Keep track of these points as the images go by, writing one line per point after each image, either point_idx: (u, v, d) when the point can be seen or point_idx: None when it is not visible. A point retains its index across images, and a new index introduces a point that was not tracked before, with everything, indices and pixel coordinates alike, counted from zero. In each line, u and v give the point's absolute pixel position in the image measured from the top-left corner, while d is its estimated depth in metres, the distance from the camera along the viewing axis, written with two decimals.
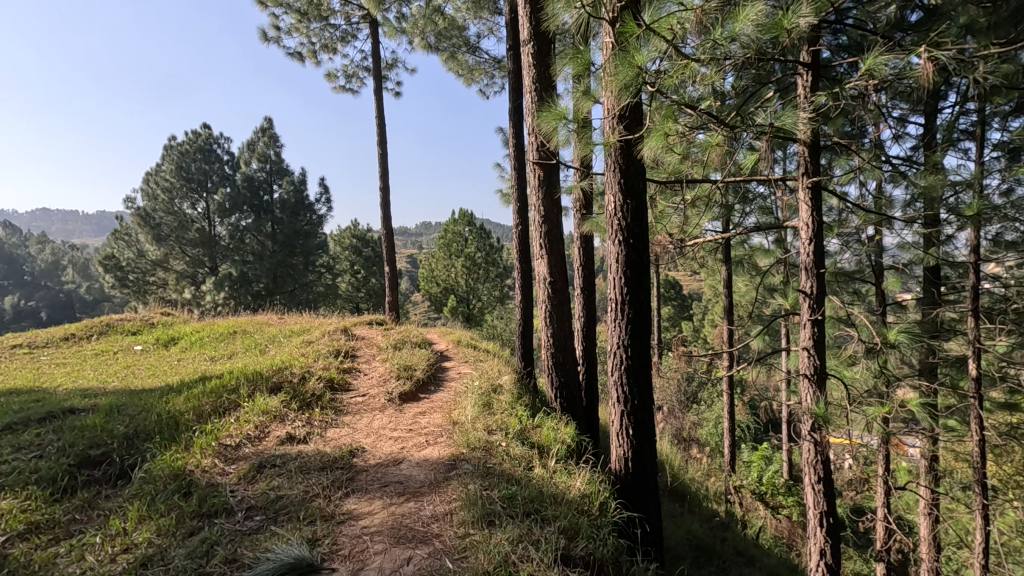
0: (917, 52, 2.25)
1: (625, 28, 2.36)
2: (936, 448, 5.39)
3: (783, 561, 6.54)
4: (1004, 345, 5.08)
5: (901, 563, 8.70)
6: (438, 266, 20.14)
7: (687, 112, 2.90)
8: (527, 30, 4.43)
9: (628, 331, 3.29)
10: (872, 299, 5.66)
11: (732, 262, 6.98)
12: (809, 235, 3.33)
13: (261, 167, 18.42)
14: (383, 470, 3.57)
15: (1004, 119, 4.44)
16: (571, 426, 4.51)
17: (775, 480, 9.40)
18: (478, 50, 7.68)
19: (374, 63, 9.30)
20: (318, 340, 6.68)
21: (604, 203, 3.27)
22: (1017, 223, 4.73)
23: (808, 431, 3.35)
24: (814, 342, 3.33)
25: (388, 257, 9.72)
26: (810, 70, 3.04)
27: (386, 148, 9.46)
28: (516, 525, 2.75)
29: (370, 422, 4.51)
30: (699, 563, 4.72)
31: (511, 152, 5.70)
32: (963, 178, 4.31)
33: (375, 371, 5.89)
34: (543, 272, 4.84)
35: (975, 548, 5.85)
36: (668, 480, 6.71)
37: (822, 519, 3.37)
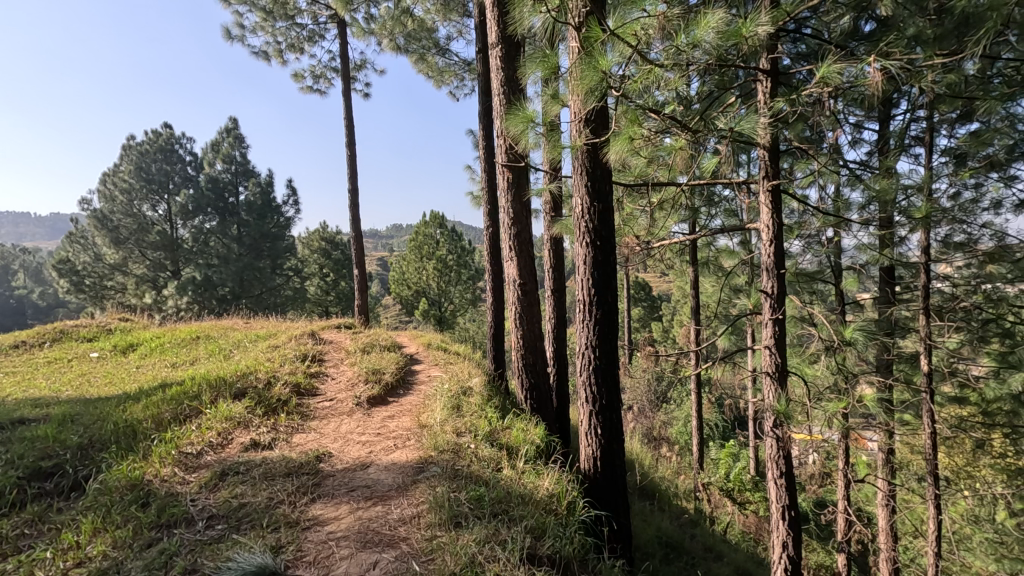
0: (868, 61, 2.35)
1: (591, 34, 2.40)
2: (892, 442, 5.60)
3: (750, 556, 6.68)
4: (954, 341, 5.32)
5: (862, 553, 9.01)
6: (409, 269, 19.95)
7: (653, 116, 2.96)
8: (495, 34, 4.45)
9: (596, 331, 3.33)
10: (832, 299, 5.85)
11: (699, 264, 7.14)
12: (770, 237, 3.43)
13: (225, 168, 18.01)
14: (350, 474, 3.52)
15: (950, 126, 4.65)
16: (541, 426, 4.54)
17: (742, 476, 9.63)
18: (448, 52, 7.66)
19: (342, 64, 9.21)
20: (284, 345, 6.55)
21: (571, 205, 3.31)
22: (965, 225, 4.94)
23: (770, 427, 3.46)
24: (775, 341, 3.43)
25: (358, 260, 9.58)
26: (769, 77, 3.15)
27: (355, 150, 9.36)
28: (483, 526, 2.75)
29: (338, 427, 4.45)
30: (668, 560, 4.79)
31: (481, 154, 5.72)
32: (915, 183, 4.52)
33: (343, 375, 5.81)
34: (513, 274, 4.86)
35: (930, 536, 6.11)
36: (639, 478, 6.81)
37: (784, 512, 3.48)
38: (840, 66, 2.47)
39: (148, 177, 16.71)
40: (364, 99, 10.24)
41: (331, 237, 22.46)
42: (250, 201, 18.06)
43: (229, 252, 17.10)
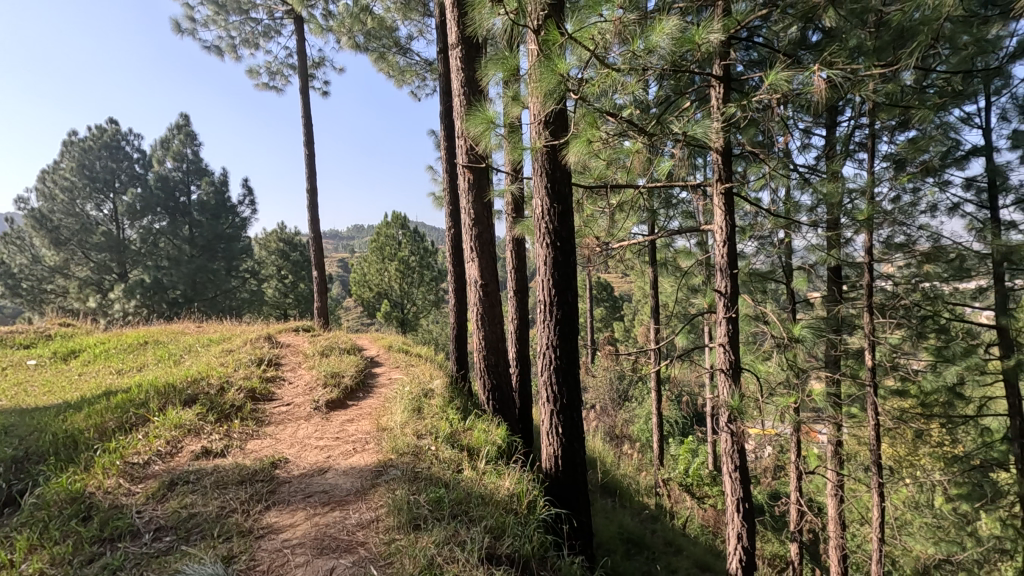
0: (814, 69, 2.45)
1: (548, 36, 2.41)
2: (841, 434, 5.85)
3: (709, 549, 6.85)
4: (896, 337, 5.59)
5: (814, 542, 9.39)
6: (370, 270, 19.61)
7: (611, 120, 3.01)
8: (455, 35, 4.44)
9: (556, 331, 3.37)
10: (782, 297, 6.07)
11: (658, 265, 7.28)
12: (723, 238, 3.55)
13: (176, 167, 17.39)
14: (307, 480, 3.44)
15: (891, 133, 4.90)
16: (502, 427, 4.54)
17: (700, 471, 10.14)
18: (408, 51, 7.60)
19: (299, 61, 9.00)
20: (239, 349, 6.33)
21: (531, 207, 3.34)
22: (905, 226, 5.22)
23: (725, 423, 3.57)
24: (728, 339, 3.54)
25: (317, 262, 9.37)
26: (722, 83, 3.25)
27: (313, 149, 9.16)
28: (443, 528, 2.74)
29: (295, 432, 4.34)
30: (629, 556, 4.87)
31: (442, 155, 5.70)
32: (859, 186, 4.74)
33: (301, 379, 5.68)
34: (474, 275, 4.84)
35: (874, 523, 6.40)
36: (600, 476, 6.90)
37: (739, 504, 3.59)
38: (788, 74, 2.54)
39: (92, 175, 15.99)
40: (322, 97, 10.05)
41: (289, 237, 21.85)
42: (202, 200, 17.47)
43: (181, 254, 16.47)
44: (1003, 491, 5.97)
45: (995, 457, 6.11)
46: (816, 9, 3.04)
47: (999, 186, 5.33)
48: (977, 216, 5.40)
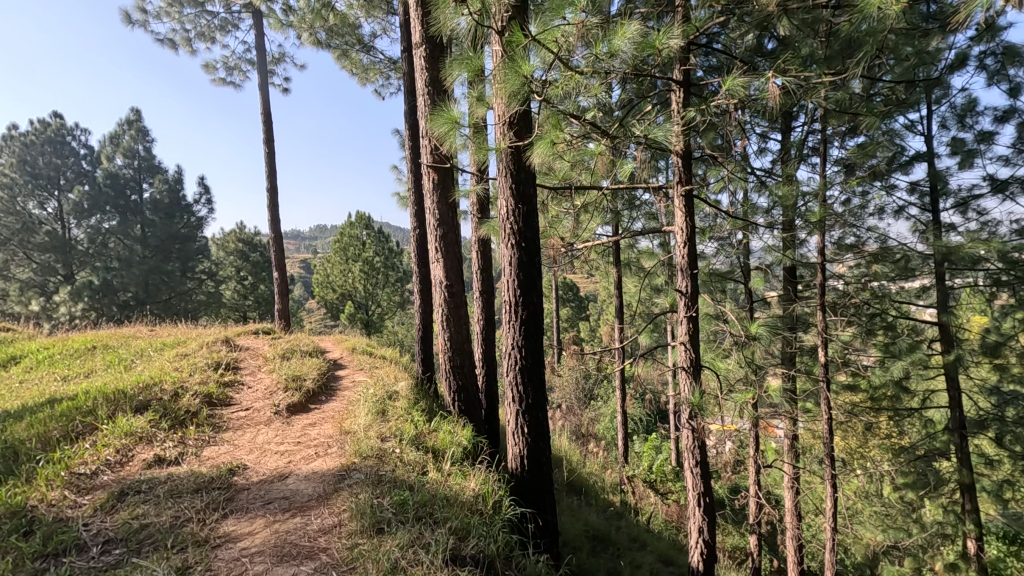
0: (768, 75, 2.53)
1: (513, 37, 2.43)
2: (797, 428, 6.06)
3: (672, 544, 6.98)
4: (847, 334, 5.83)
5: (772, 533, 9.69)
6: (333, 271, 19.13)
7: (575, 122, 3.05)
8: (418, 34, 4.41)
9: (521, 331, 3.38)
10: (741, 296, 6.24)
11: (622, 265, 7.38)
12: (684, 239, 3.63)
13: (127, 164, 16.73)
14: (266, 486, 3.36)
15: (841, 138, 5.12)
16: (468, 428, 4.52)
17: (664, 468, 10.40)
18: (372, 49, 7.50)
19: (258, 56, 8.76)
20: (194, 353, 6.10)
21: (496, 208, 3.34)
22: (855, 228, 5.44)
23: (686, 419, 3.65)
24: (689, 338, 3.63)
25: (278, 262, 9.13)
26: (682, 87, 3.33)
27: (273, 146, 8.93)
28: (407, 531, 2.72)
29: (254, 438, 4.23)
30: (595, 553, 4.92)
31: (407, 155, 5.65)
32: (812, 189, 4.94)
33: (260, 384, 5.53)
34: (439, 276, 4.80)
35: (828, 513, 6.65)
36: (566, 475, 6.95)
37: (700, 499, 3.69)
38: (744, 80, 2.61)
39: (34, 172, 15.21)
40: (282, 94, 9.80)
41: (248, 238, 21.20)
42: (155, 199, 16.95)
43: (132, 254, 15.78)
44: (944, 480, 6.30)
45: (937, 447, 6.45)
46: (771, 18, 3.13)
47: (940, 190, 5.66)
48: (921, 218, 5.71)
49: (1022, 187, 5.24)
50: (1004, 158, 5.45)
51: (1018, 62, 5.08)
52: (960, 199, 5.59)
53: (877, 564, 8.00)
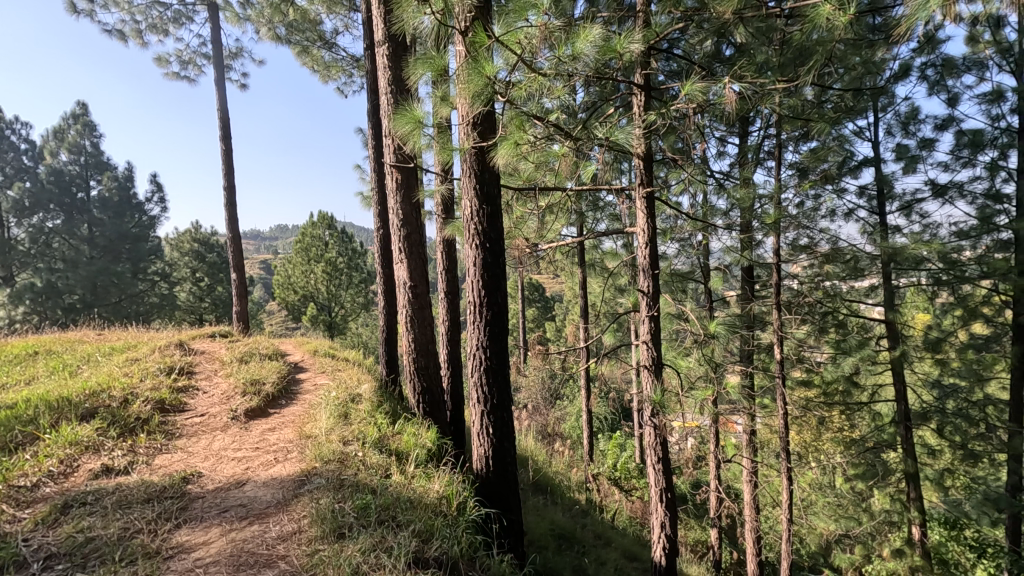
0: (725, 81, 2.60)
1: (476, 38, 2.43)
2: (754, 424, 6.25)
3: (636, 540, 7.09)
4: (801, 332, 6.05)
5: (732, 526, 9.96)
6: (294, 272, 18.51)
7: (538, 124, 3.07)
8: (381, 32, 4.37)
9: (486, 332, 3.38)
10: (701, 296, 6.39)
11: (586, 266, 7.45)
12: (646, 240, 3.71)
13: (72, 160, 15.99)
14: (222, 495, 3.25)
15: (795, 143, 5.31)
16: (433, 430, 4.48)
17: (628, 465, 10.56)
18: (334, 46, 7.36)
19: (214, 50, 8.48)
20: (145, 357, 5.85)
21: (460, 209, 3.34)
22: (808, 230, 5.65)
23: (649, 417, 3.72)
24: (651, 336, 3.71)
25: (236, 263, 8.85)
26: (643, 91, 3.39)
27: (230, 144, 8.66)
28: (369, 535, 2.68)
29: (209, 444, 4.09)
30: (560, 551, 4.96)
31: (370, 154, 5.57)
32: (767, 192, 5.10)
33: (217, 388, 5.35)
34: (403, 277, 4.75)
35: (784, 505, 6.87)
36: (532, 474, 6.98)
37: (662, 494, 3.76)
38: (703, 85, 2.67)
39: None
40: (240, 89, 9.50)
41: (204, 238, 20.48)
42: (103, 197, 16.35)
43: (78, 254, 15.02)
44: (891, 470, 6.61)
45: (885, 439, 6.76)
46: (728, 26, 3.21)
47: (886, 194, 5.94)
48: (868, 220, 5.99)
49: (960, 192, 5.58)
50: (944, 164, 5.77)
51: (956, 74, 5.39)
52: (905, 203, 5.88)
53: (831, 553, 8.32)
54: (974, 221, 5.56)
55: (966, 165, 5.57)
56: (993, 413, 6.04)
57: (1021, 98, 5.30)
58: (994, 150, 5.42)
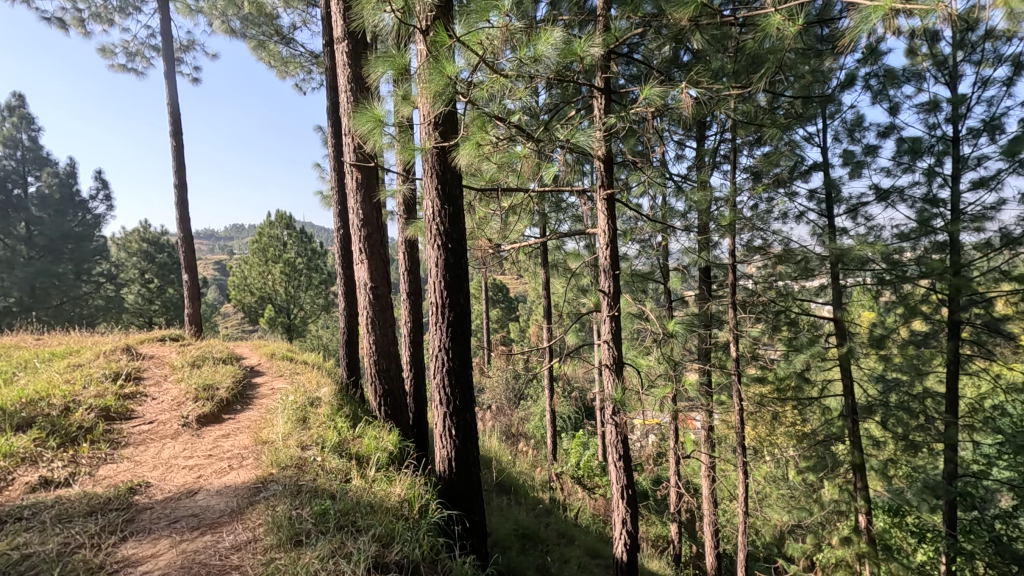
0: (682, 86, 2.65)
1: (437, 38, 2.41)
2: (712, 420, 6.43)
3: (599, 537, 7.18)
4: (755, 330, 6.25)
5: (691, 520, 10.21)
6: (250, 273, 17.97)
7: (500, 124, 3.07)
8: (340, 28, 4.30)
9: (448, 333, 3.37)
10: (661, 296, 6.53)
11: (549, 266, 7.50)
12: (606, 241, 3.76)
13: (7, 154, 15.08)
14: (172, 505, 3.13)
15: (749, 148, 5.49)
16: (394, 432, 4.42)
17: (591, 463, 10.69)
18: (292, 42, 7.18)
19: (164, 43, 8.14)
20: (89, 363, 5.56)
21: (422, 209, 3.31)
22: (762, 231, 5.84)
23: (610, 415, 3.78)
24: (612, 336, 3.77)
25: (188, 264, 8.52)
26: (603, 94, 3.44)
27: (181, 140, 8.33)
28: (328, 541, 2.63)
29: (158, 453, 3.93)
30: (524, 550, 4.97)
31: (330, 153, 5.47)
32: (723, 195, 5.26)
33: (167, 394, 5.14)
34: (364, 278, 4.67)
35: (740, 499, 7.09)
36: (496, 475, 6.97)
37: (623, 491, 3.83)
38: (661, 90, 2.72)
39: None
40: (191, 83, 9.16)
41: (153, 237, 19.58)
42: (43, 194, 15.44)
43: (15, 255, 14.20)
44: (840, 462, 6.91)
45: (834, 432, 7.06)
46: (685, 32, 3.28)
47: (834, 198, 6.21)
48: (818, 223, 6.25)
49: (901, 196, 5.89)
50: (886, 169, 6.08)
51: (897, 84, 5.68)
52: (851, 206, 6.17)
53: (784, 543, 8.62)
54: (913, 223, 5.87)
55: (906, 171, 5.88)
56: (931, 405, 6.39)
57: (954, 108, 5.63)
58: (931, 157, 5.74)
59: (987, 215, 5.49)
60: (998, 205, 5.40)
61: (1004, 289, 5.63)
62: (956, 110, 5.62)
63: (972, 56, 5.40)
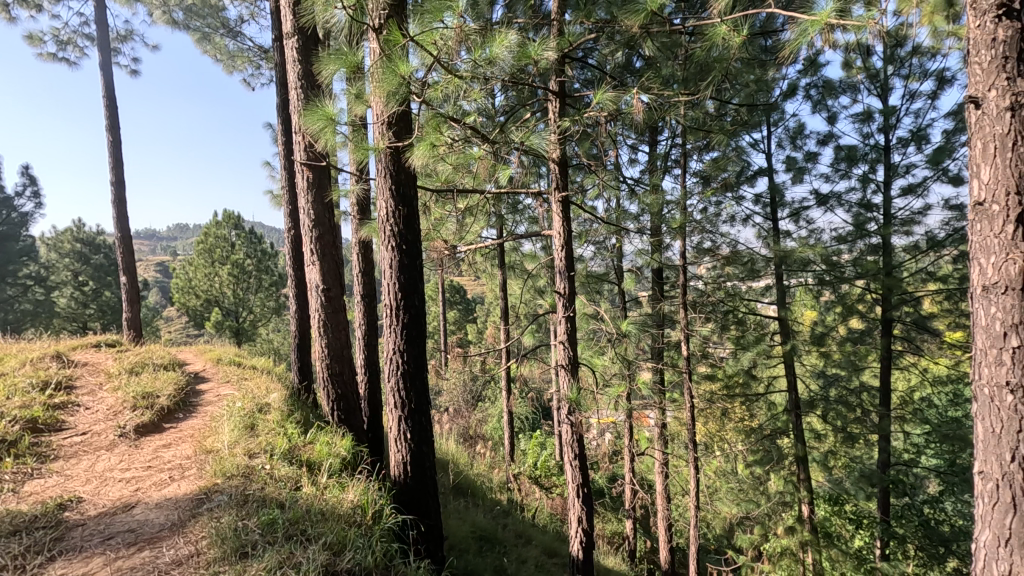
0: (633, 92, 2.71)
1: (390, 37, 2.38)
2: (665, 418, 6.60)
3: (556, 536, 7.23)
4: (704, 329, 6.46)
5: (646, 516, 10.44)
6: (195, 274, 17.15)
7: (455, 126, 3.06)
8: (289, 23, 4.18)
9: (403, 335, 3.33)
10: (616, 296, 6.66)
11: (507, 268, 7.51)
12: (562, 242, 3.80)
13: None
14: (106, 521, 2.95)
15: (699, 152, 5.67)
16: (347, 437, 4.32)
17: (548, 462, 10.78)
18: (239, 35, 6.93)
19: (99, 32, 7.72)
20: (13, 371, 5.19)
21: (375, 210, 3.26)
22: (711, 233, 6.05)
23: (566, 415, 3.82)
24: (567, 337, 3.81)
25: (126, 266, 8.09)
26: (558, 98, 3.47)
27: (118, 134, 7.90)
28: (276, 552, 2.56)
29: (91, 465, 3.71)
30: (482, 553, 4.95)
31: (281, 151, 5.31)
32: (674, 199, 5.41)
33: (102, 404, 4.85)
34: (315, 280, 4.55)
35: (692, 493, 7.30)
36: (453, 478, 6.93)
37: (579, 490, 3.87)
38: (614, 95, 2.77)
39: None
40: (130, 76, 8.71)
41: (87, 237, 18.38)
42: None
43: None
44: (784, 455, 7.23)
45: (779, 426, 7.37)
46: (637, 39, 3.35)
47: (778, 202, 6.49)
48: (763, 226, 6.52)
49: (838, 201, 6.20)
50: (826, 175, 6.39)
51: (834, 95, 5.98)
52: (794, 210, 6.46)
53: (733, 534, 8.93)
54: (850, 227, 6.19)
55: (843, 177, 6.21)
56: (867, 399, 6.76)
57: (886, 118, 5.98)
58: (865, 164, 6.07)
59: (915, 219, 5.80)
60: (925, 210, 5.75)
61: (931, 289, 6.01)
62: (887, 120, 5.98)
63: (901, 70, 5.74)
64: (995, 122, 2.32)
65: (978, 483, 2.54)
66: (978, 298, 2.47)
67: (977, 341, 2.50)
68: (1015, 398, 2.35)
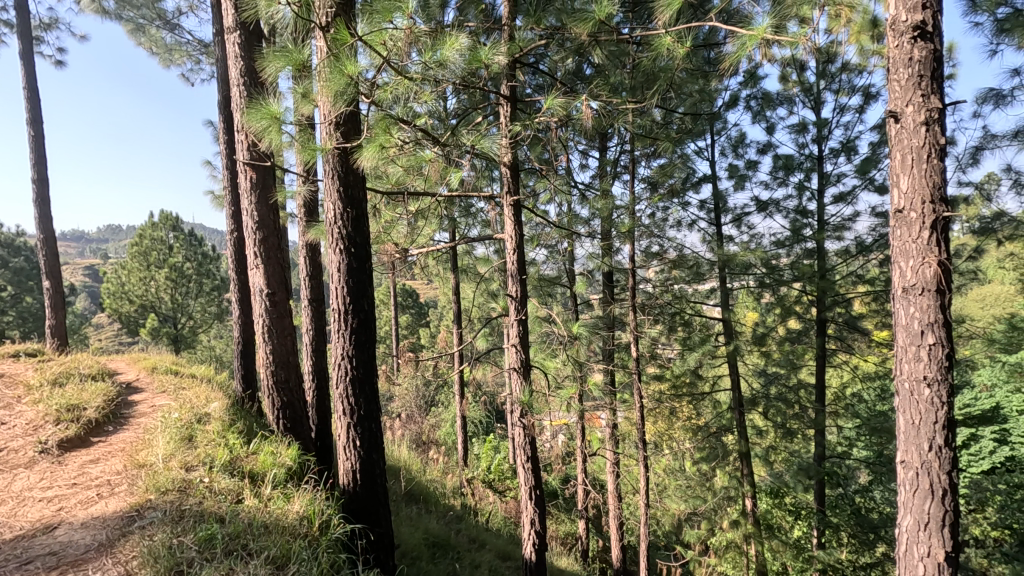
0: (582, 97, 2.75)
1: (338, 36, 2.34)
2: (615, 418, 6.72)
3: (509, 539, 7.23)
4: (653, 330, 6.63)
5: (598, 516, 10.59)
6: (128, 279, 16.13)
7: (406, 127, 3.02)
8: (230, 18, 4.03)
9: (351, 340, 3.25)
10: (568, 299, 6.75)
11: (460, 271, 7.47)
12: (513, 246, 3.80)
13: None
14: (23, 544, 2.74)
15: (647, 159, 5.84)
16: (294, 447, 4.17)
17: (502, 465, 10.76)
18: (177, 27, 6.61)
19: (20, 19, 7.19)
20: None
21: (322, 212, 3.18)
22: (658, 237, 6.22)
23: (518, 417, 3.82)
24: (519, 340, 3.81)
25: (49, 269, 7.55)
26: (509, 102, 3.48)
27: (41, 129, 7.37)
28: (214, 570, 2.45)
29: (8, 485, 3.44)
30: (435, 559, 4.90)
31: (222, 151, 5.10)
32: (623, 204, 5.53)
33: (20, 418, 4.50)
34: (259, 284, 4.38)
35: (642, 491, 7.47)
36: (405, 484, 6.82)
37: (532, 492, 3.87)
38: (563, 101, 2.81)
39: None
40: (54, 66, 8.15)
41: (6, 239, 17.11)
42: None
43: None
44: (728, 451, 7.50)
45: (724, 423, 7.65)
46: (586, 47, 3.41)
47: (721, 208, 6.76)
48: (707, 230, 6.77)
49: (777, 208, 6.52)
50: (765, 183, 6.71)
51: (773, 107, 6.29)
52: (736, 216, 6.74)
53: (681, 530, 9.19)
54: (788, 232, 6.51)
55: (781, 185, 6.53)
56: (805, 395, 7.10)
57: (819, 130, 6.34)
58: (801, 173, 6.41)
59: (846, 225, 6.17)
60: (854, 217, 6.13)
61: (861, 290, 6.38)
62: (820, 132, 6.33)
63: (832, 85, 6.10)
64: (912, 135, 2.50)
65: (901, 472, 2.71)
66: (899, 298, 2.64)
67: (898, 339, 2.66)
68: (931, 391, 2.53)
